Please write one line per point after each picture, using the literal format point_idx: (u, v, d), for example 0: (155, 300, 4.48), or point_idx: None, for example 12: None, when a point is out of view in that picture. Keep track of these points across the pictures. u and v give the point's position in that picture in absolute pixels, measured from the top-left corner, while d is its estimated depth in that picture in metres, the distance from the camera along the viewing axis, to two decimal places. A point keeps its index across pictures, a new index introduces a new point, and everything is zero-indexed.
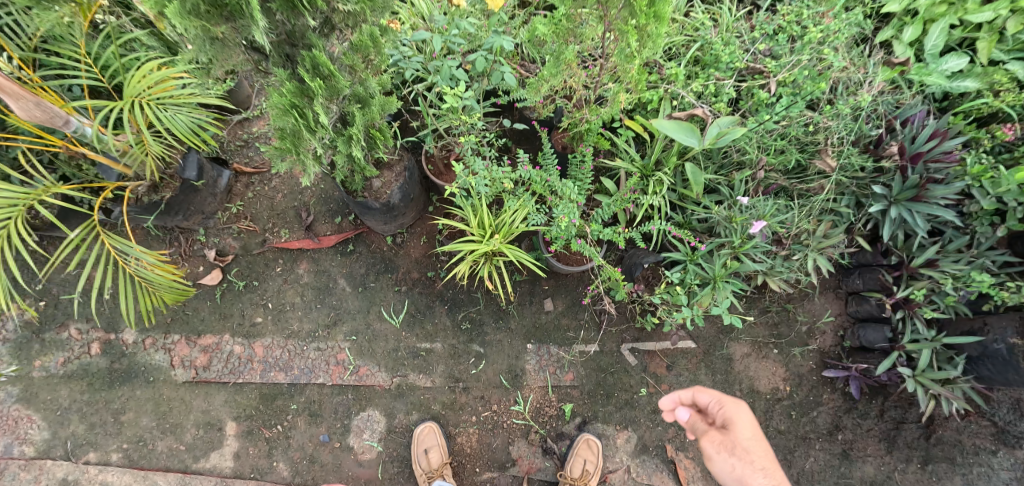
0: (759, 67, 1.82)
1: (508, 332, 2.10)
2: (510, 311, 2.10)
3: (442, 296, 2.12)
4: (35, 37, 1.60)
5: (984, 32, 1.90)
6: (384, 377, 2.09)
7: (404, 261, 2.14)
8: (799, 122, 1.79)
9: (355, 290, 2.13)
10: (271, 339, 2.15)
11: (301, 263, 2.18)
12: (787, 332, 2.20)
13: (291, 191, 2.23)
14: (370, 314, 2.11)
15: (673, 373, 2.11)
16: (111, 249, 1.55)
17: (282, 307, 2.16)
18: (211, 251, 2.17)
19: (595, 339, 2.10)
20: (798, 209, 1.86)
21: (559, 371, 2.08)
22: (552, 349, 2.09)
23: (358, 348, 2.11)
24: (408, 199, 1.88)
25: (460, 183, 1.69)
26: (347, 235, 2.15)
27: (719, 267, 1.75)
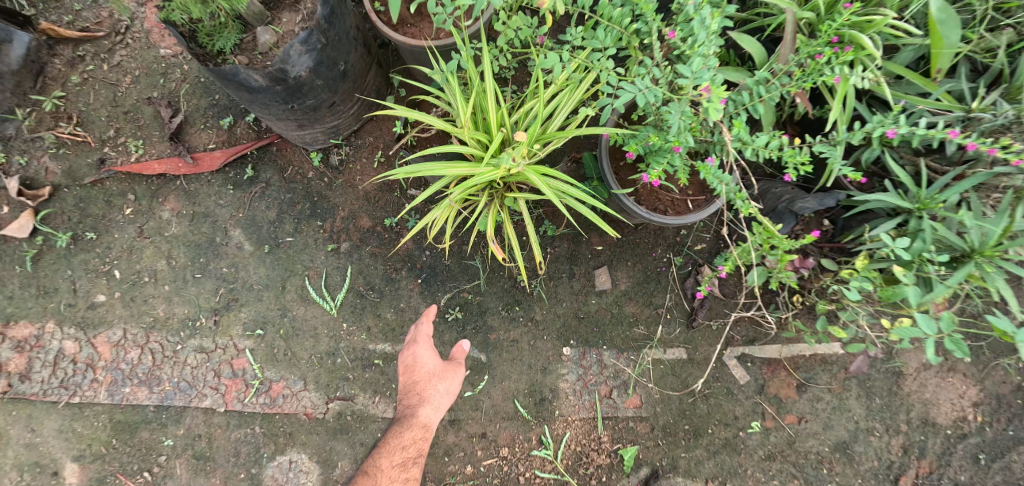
0: None
1: (529, 327, 1.18)
2: (531, 293, 1.17)
3: (413, 261, 1.18)
4: None
5: None
6: (313, 401, 1.19)
7: (342, 199, 1.19)
8: None
9: (258, 250, 1.20)
10: (124, 331, 1.25)
11: (166, 201, 1.23)
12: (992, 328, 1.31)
13: (146, 73, 1.26)
14: (283, 295, 1.19)
15: (808, 397, 1.25)
16: None
17: (139, 276, 1.24)
18: (9, 178, 1.23)
19: (680, 340, 1.20)
20: None
21: (617, 392, 1.19)
22: (607, 357, 1.19)
23: (267, 350, 1.20)
24: (331, 64, 0.92)
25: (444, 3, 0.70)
26: (240, 149, 1.19)
27: (1001, 232, 0.82)
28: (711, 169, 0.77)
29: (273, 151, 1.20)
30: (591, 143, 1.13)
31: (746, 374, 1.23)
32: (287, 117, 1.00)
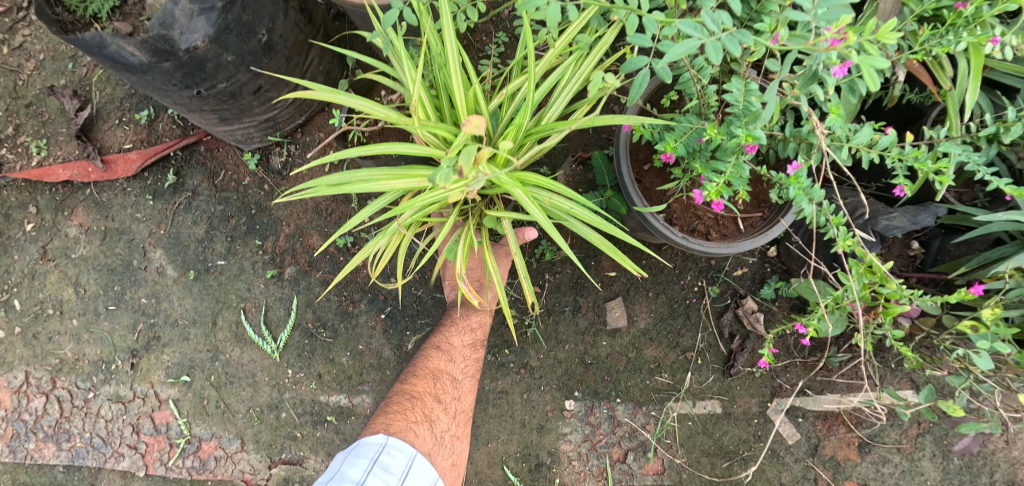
0: None
1: (524, 374, 0.93)
2: (525, 333, 0.93)
3: (376, 294, 0.94)
4: None
5: None
6: (251, 465, 0.95)
7: (290, 212, 0.95)
8: None
9: (184, 277, 0.96)
10: (25, 374, 1.01)
11: (71, 215, 0.99)
12: None
13: (51, 56, 0.99)
14: (214, 334, 0.95)
15: (875, 462, 0.99)
16: None
17: (41, 306, 1.00)
18: None
19: (712, 393, 0.95)
20: None
21: (633, 460, 0.94)
22: (620, 414, 0.94)
23: (195, 400, 0.96)
24: (244, 37, 0.69)
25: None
26: (163, 151, 0.96)
27: None
28: (804, 181, 0.50)
29: (201, 152, 0.97)
30: (601, 139, 0.89)
31: (795, 431, 0.99)
32: (200, 107, 0.76)
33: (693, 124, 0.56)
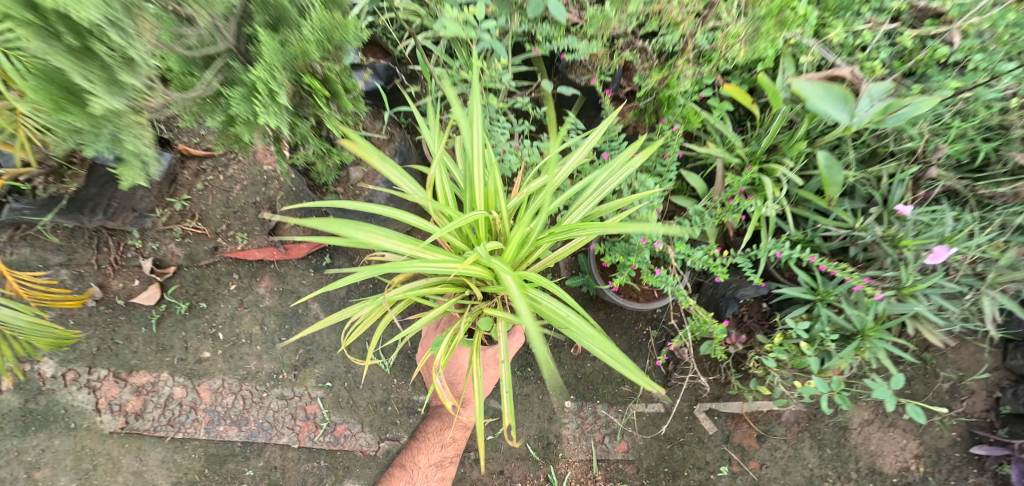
0: (936, 7, 1.19)
1: (538, 384, 1.50)
2: (541, 358, 1.51)
3: None
4: None
5: None
6: (368, 439, 1.57)
7: (397, 279, 1.62)
8: (997, 94, 1.17)
9: (332, 320, 1.59)
10: (222, 381, 1.60)
11: (262, 281, 1.63)
12: (921, 391, 1.57)
13: (252, 183, 1.58)
14: (350, 355, 1.57)
15: (766, 447, 1.54)
16: None
17: (237, 338, 1.62)
18: (146, 261, 1.61)
19: (658, 397, 1.52)
20: (977, 223, 1.24)
21: (608, 439, 1.51)
22: (599, 410, 1.51)
23: (334, 398, 1.57)
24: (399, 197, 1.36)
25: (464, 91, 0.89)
26: (322, 243, 1.60)
27: (871, 317, 1.16)
28: (658, 280, 1.17)
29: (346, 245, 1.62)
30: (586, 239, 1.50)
31: (714, 426, 1.53)
32: (369, 228, 1.43)
33: (621, 249, 1.21)
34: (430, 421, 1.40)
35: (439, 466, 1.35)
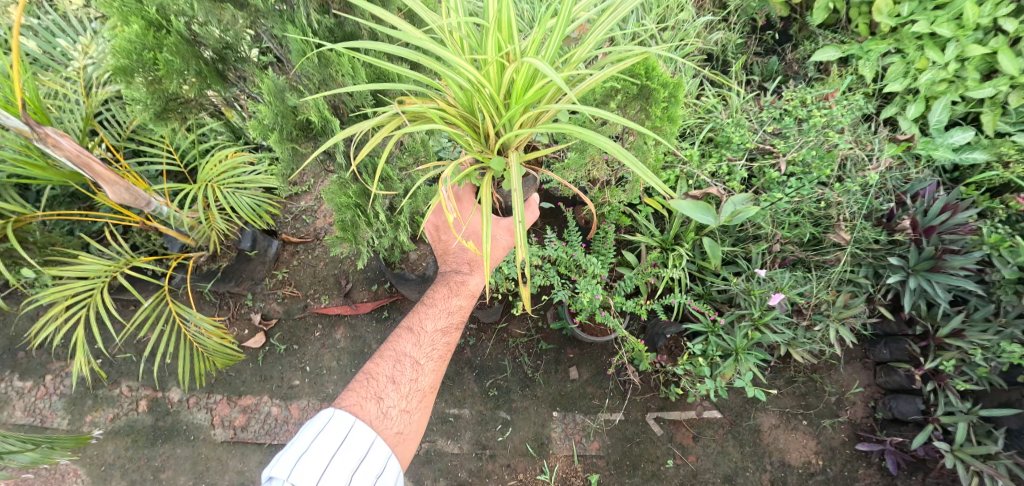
0: (770, 149, 2.02)
1: (534, 400, 2.16)
2: (536, 379, 2.18)
3: (471, 362, 2.20)
4: (124, 130, 1.75)
5: (987, 106, 2.16)
6: None
7: None
8: (811, 199, 1.94)
9: None
10: (307, 401, 2.24)
11: (338, 329, 2.31)
12: (815, 402, 2.15)
13: (333, 261, 2.37)
14: None
15: (701, 444, 2.12)
16: (177, 319, 1.72)
17: (319, 370, 2.27)
18: (257, 315, 2.31)
19: (619, 408, 2.15)
20: (817, 279, 1.97)
21: (585, 439, 2.11)
22: (577, 417, 2.14)
23: None
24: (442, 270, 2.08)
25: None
26: (383, 301, 2.30)
27: (741, 339, 1.89)
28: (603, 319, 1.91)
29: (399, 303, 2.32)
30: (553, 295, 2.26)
31: (662, 429, 2.13)
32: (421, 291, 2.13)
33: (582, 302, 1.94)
34: (436, 289, 1.59)
35: (447, 328, 1.56)
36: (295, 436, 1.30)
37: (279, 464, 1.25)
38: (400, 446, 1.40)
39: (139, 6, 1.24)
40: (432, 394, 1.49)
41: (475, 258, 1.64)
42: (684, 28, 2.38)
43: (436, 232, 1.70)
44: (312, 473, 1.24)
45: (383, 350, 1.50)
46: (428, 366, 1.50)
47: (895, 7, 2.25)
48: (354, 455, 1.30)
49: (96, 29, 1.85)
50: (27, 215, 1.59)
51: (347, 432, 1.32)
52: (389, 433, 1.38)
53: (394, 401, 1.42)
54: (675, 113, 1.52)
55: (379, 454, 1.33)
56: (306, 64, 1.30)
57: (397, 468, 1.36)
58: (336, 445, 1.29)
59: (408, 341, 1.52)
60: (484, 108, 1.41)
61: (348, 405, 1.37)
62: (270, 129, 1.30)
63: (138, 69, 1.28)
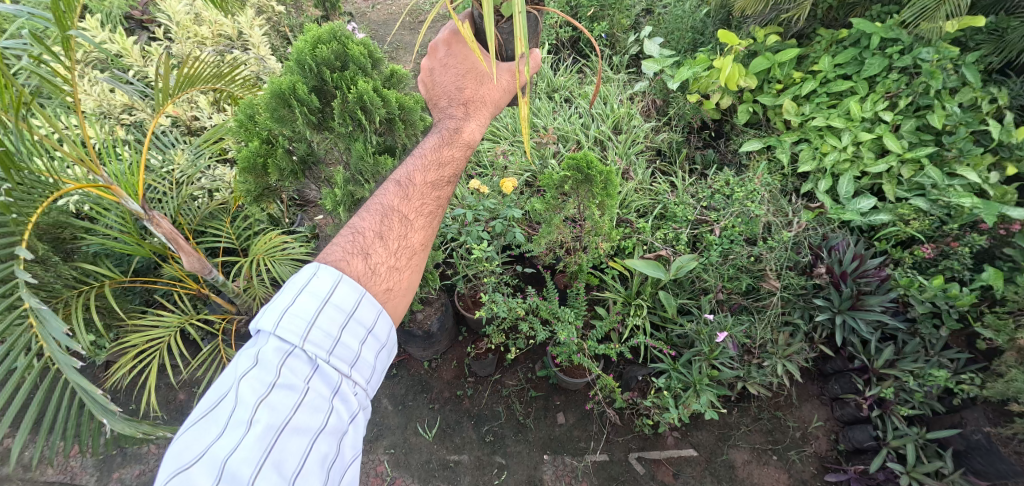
0: (706, 219, 2.52)
1: (527, 444, 2.40)
2: (528, 425, 2.44)
3: (470, 412, 2.48)
4: (197, 217, 2.25)
5: (885, 179, 2.53)
6: None
7: (437, 383, 2.58)
8: (743, 255, 2.39)
9: (395, 408, 2.52)
10: None
11: None
12: (781, 437, 2.37)
13: None
14: (408, 431, 2.45)
15: (680, 480, 2.30)
16: (225, 361, 2.12)
17: None
18: None
19: (603, 449, 2.37)
20: (758, 321, 2.34)
21: (574, 480, 2.31)
22: (566, 459, 2.35)
23: (395, 460, 2.38)
24: (444, 327, 2.45)
25: None
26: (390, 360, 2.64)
27: (697, 373, 2.22)
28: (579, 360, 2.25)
29: (406, 362, 2.64)
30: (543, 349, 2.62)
31: (644, 467, 2.33)
32: (426, 348, 2.49)
33: (563, 346, 2.31)
34: (432, 140, 1.70)
35: (437, 183, 1.66)
36: (278, 293, 1.39)
37: (266, 320, 1.37)
38: (389, 303, 1.52)
39: (258, 132, 1.85)
40: (420, 252, 1.58)
41: (470, 102, 1.77)
42: (635, 131, 2.99)
43: (432, 87, 1.84)
44: (298, 329, 1.36)
45: (372, 206, 1.57)
46: (417, 224, 1.60)
47: (799, 109, 2.78)
48: (341, 311, 1.41)
49: (176, 139, 2.37)
50: (115, 280, 2.01)
51: (332, 288, 1.42)
52: (379, 289, 1.50)
53: (384, 259, 1.52)
54: (613, 190, 2.01)
55: (369, 310, 1.45)
56: (363, 164, 1.79)
57: (387, 322, 1.48)
58: (321, 301, 1.39)
59: (398, 197, 1.60)
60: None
61: (334, 262, 1.47)
62: (338, 203, 1.82)
63: (251, 170, 1.84)
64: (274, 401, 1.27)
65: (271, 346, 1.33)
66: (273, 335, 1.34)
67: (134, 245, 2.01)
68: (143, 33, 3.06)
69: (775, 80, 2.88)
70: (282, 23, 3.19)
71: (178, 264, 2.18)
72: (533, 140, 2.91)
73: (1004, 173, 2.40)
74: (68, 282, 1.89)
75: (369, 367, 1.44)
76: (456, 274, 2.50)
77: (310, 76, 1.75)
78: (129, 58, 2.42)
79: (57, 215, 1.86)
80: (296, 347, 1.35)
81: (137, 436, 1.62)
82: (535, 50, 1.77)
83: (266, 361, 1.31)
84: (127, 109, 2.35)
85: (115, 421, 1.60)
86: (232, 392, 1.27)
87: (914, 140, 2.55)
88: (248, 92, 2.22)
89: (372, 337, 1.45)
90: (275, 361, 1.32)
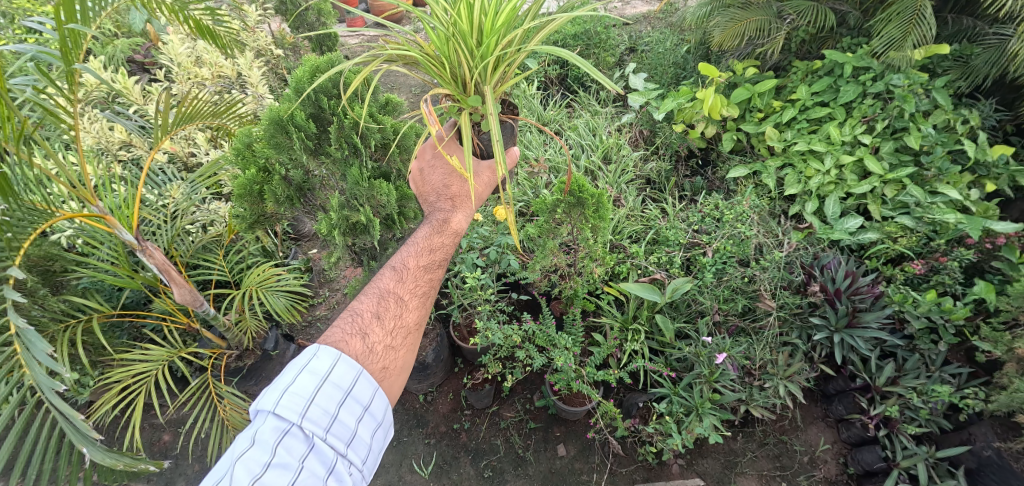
0: (698, 241, 2.54)
1: (527, 478, 2.30)
2: (528, 458, 2.36)
3: (467, 446, 2.40)
4: (190, 249, 2.24)
5: (869, 198, 2.57)
6: None
7: (433, 417, 2.51)
8: (736, 276, 2.39)
9: (390, 444, 2.43)
10: None
11: None
12: (789, 463, 2.30)
13: None
14: (402, 468, 2.36)
15: None
16: (214, 394, 2.07)
17: None
18: None
19: (606, 481, 2.28)
20: (757, 342, 2.33)
21: None
22: None
23: None
24: (440, 358, 2.41)
25: (467, 22, 1.56)
26: None
27: (699, 396, 2.18)
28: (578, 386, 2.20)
29: (401, 397, 2.58)
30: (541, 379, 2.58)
31: None
32: (420, 381, 2.43)
33: (560, 372, 2.26)
34: (423, 229, 1.75)
35: (429, 267, 1.73)
36: (280, 372, 1.44)
37: (266, 399, 1.41)
38: (385, 381, 1.58)
39: (256, 160, 1.90)
40: (415, 332, 1.65)
41: (457, 196, 1.81)
42: (624, 160, 3.06)
43: (420, 183, 1.86)
44: (296, 407, 1.40)
45: (369, 289, 1.66)
46: (412, 304, 1.68)
47: (781, 135, 2.86)
48: (339, 389, 1.46)
49: (172, 174, 2.40)
50: (104, 313, 1.97)
51: (331, 367, 1.48)
52: (375, 368, 1.56)
53: (381, 338, 1.59)
54: (605, 213, 2.03)
55: (366, 387, 1.50)
56: (359, 188, 1.83)
57: (383, 399, 1.53)
58: (320, 379, 1.45)
59: (394, 280, 1.69)
60: (459, 52, 1.58)
61: (334, 342, 1.54)
62: (333, 227, 1.83)
63: (247, 196, 1.87)
64: (269, 481, 1.29)
65: (269, 425, 1.36)
66: (272, 413, 1.38)
67: (126, 277, 1.98)
68: (144, 76, 3.15)
69: (756, 109, 2.97)
70: (280, 66, 3.36)
71: (169, 297, 2.15)
72: (525, 171, 2.97)
73: (984, 190, 2.45)
74: (55, 315, 1.85)
75: (366, 445, 1.46)
76: (451, 304, 2.48)
77: (308, 103, 1.83)
78: (129, 97, 2.48)
79: (49, 247, 1.85)
80: (293, 425, 1.38)
81: (118, 468, 1.57)
82: (515, 150, 1.86)
83: (263, 440, 1.35)
84: (125, 146, 2.39)
85: (95, 451, 1.57)
86: (229, 473, 1.30)
87: (894, 160, 2.60)
88: (246, 126, 2.26)
89: (368, 415, 1.49)
90: (273, 440, 1.35)
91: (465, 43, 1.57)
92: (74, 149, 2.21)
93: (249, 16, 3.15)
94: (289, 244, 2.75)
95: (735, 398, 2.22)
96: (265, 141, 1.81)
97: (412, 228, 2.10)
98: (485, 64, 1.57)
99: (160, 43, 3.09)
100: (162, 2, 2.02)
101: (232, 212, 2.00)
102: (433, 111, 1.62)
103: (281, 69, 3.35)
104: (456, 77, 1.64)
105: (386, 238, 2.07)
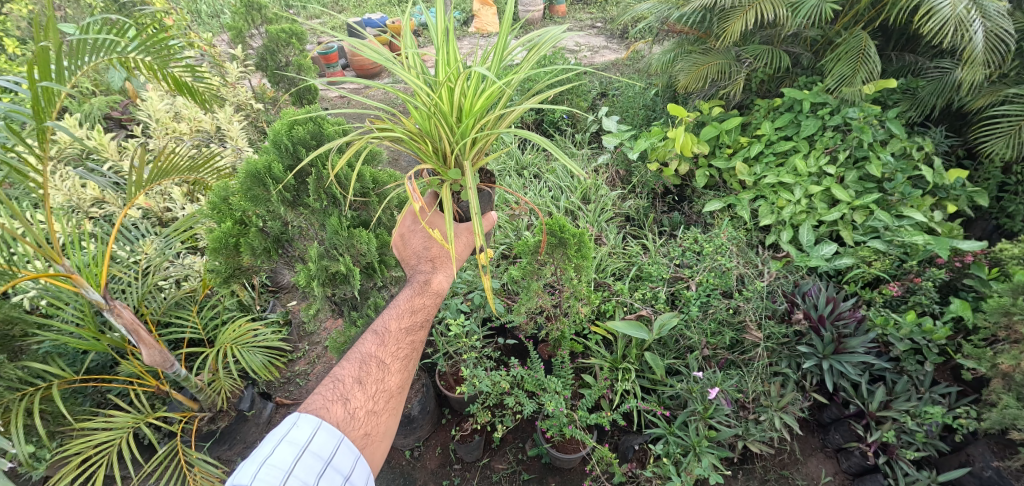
0: (680, 276, 2.56)
1: None
2: None
3: None
4: (161, 307, 2.15)
5: (840, 225, 2.65)
6: None
7: (421, 474, 2.37)
8: (721, 308, 2.40)
9: None
10: None
11: None
12: None
13: None
14: None
15: None
16: (183, 463, 1.92)
17: None
18: None
19: None
20: (747, 374, 2.29)
21: None
22: None
23: None
24: (426, 410, 2.32)
25: (446, 100, 1.59)
26: None
27: (694, 434, 2.12)
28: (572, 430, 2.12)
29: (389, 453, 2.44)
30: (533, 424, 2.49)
31: None
32: (406, 436, 2.31)
33: (551, 417, 2.18)
34: (403, 291, 1.70)
35: (411, 329, 1.66)
36: (257, 445, 1.37)
37: (241, 474, 1.32)
38: (367, 449, 1.51)
39: (232, 212, 1.87)
40: (398, 395, 1.58)
41: (438, 257, 1.76)
42: (603, 200, 3.13)
43: (401, 248, 1.82)
44: (274, 481, 1.32)
45: (351, 354, 1.60)
46: (394, 368, 1.61)
47: (751, 169, 2.96)
48: (319, 459, 1.38)
49: (145, 230, 2.34)
50: (64, 379, 1.86)
51: (310, 436, 1.41)
52: (356, 435, 1.49)
53: (363, 403, 1.53)
54: (587, 252, 2.03)
55: (347, 456, 1.43)
56: (338, 238, 1.81)
57: (364, 468, 1.45)
58: (299, 449, 1.38)
59: (375, 344, 1.62)
60: (439, 129, 1.61)
61: (314, 409, 1.47)
62: (311, 278, 1.78)
63: (223, 249, 1.83)
64: None
65: None
66: None
67: (91, 339, 1.88)
68: (121, 131, 3.16)
69: (725, 145, 3.10)
70: (259, 119, 3.40)
71: (137, 358, 2.03)
72: (506, 214, 3.01)
73: (946, 211, 2.56)
74: (11, 383, 1.74)
75: None
76: (437, 353, 2.41)
77: (287, 155, 1.83)
78: (104, 153, 2.46)
79: (9, 310, 1.77)
80: None
81: None
82: (493, 213, 1.86)
83: None
84: (98, 203, 2.36)
85: None
86: None
87: (859, 189, 2.71)
88: (223, 179, 2.24)
89: None
90: None
91: (444, 122, 1.60)
92: (42, 208, 2.16)
93: (229, 72, 3.22)
94: (266, 296, 2.67)
95: (731, 433, 2.17)
96: (242, 194, 1.79)
97: (396, 276, 2.06)
98: (464, 141, 1.61)
99: (139, 100, 3.12)
100: (141, 61, 2.03)
101: (205, 267, 1.94)
102: (416, 186, 1.62)
103: (261, 122, 3.40)
104: (437, 150, 1.68)
105: (368, 287, 2.03)
